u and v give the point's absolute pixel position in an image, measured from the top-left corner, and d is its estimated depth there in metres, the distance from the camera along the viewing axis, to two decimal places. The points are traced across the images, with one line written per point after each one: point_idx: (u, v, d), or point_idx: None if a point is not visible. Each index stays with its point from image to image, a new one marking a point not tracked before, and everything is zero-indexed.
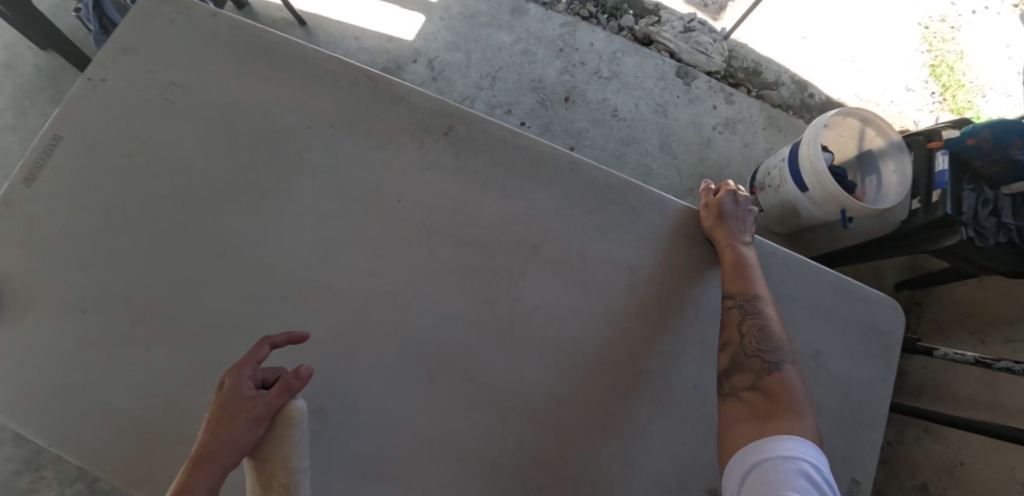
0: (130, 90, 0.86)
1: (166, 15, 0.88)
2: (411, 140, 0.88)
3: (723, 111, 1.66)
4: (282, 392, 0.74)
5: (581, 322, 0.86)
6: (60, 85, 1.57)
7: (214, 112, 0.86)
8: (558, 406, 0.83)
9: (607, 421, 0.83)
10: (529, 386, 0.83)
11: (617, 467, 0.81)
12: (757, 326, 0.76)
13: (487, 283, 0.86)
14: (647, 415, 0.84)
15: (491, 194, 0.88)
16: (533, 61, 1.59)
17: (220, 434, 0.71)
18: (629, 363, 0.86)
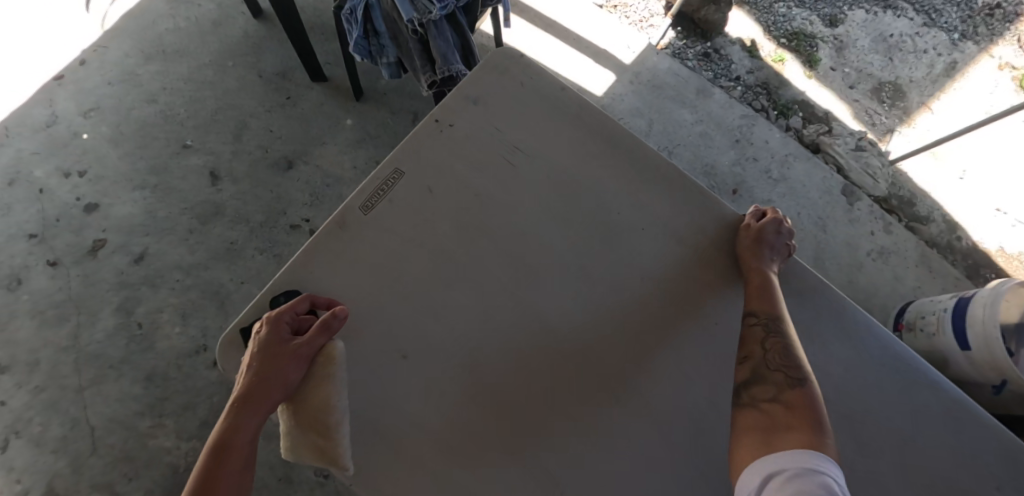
0: (466, 140, 0.83)
1: (507, 74, 0.85)
2: (668, 235, 0.84)
3: (880, 239, 1.65)
4: (320, 331, 0.69)
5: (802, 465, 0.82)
6: (260, 54, 1.63)
7: (481, 158, 0.83)
8: None
9: None
10: None
11: None
12: (782, 345, 0.70)
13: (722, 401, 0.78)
14: None
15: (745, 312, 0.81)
16: (710, 147, 1.61)
17: (264, 371, 0.67)
18: None
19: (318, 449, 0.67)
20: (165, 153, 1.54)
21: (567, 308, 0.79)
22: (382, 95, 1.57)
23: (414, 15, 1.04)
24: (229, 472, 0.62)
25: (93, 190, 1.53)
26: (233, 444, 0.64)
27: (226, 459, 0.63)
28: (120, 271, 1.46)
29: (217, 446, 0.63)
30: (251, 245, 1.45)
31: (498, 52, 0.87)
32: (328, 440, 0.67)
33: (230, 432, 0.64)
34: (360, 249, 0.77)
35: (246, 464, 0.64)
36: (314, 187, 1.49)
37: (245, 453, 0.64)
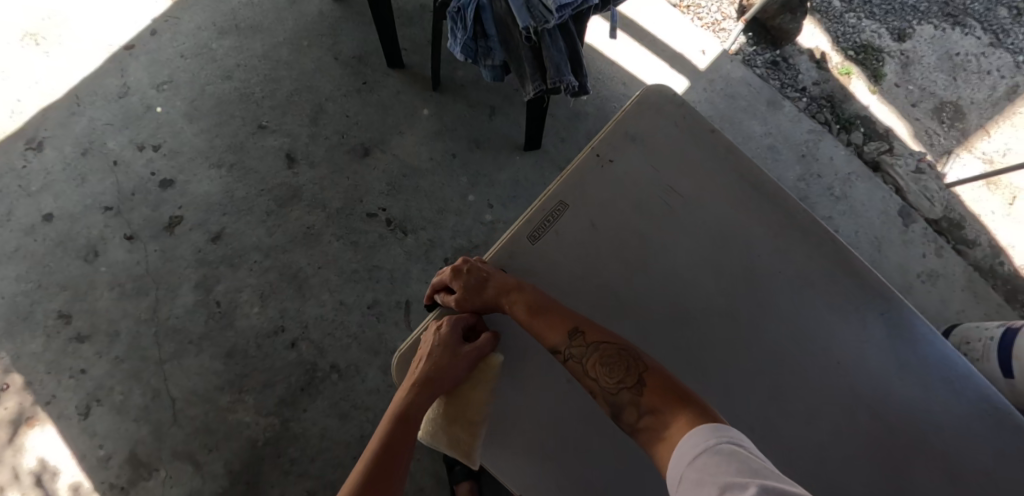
0: (623, 181, 0.79)
1: (673, 114, 0.82)
2: (813, 275, 0.79)
3: (931, 262, 1.71)
4: (489, 342, 0.78)
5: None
6: (337, 36, 1.62)
7: (638, 191, 0.79)
8: None
9: None
10: None
11: None
12: (601, 360, 0.68)
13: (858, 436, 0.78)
14: None
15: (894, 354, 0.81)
16: (774, 163, 1.68)
17: (440, 367, 0.75)
18: None
19: (461, 443, 0.75)
20: (241, 133, 1.55)
21: (701, 358, 0.75)
22: (461, 86, 1.58)
23: (532, 25, 1.05)
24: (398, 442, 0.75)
25: (169, 165, 1.55)
26: (403, 416, 0.76)
27: (398, 428, 0.76)
28: (198, 249, 1.49)
29: (395, 418, 0.76)
30: (329, 231, 1.47)
31: (658, 94, 0.82)
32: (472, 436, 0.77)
33: (405, 409, 0.76)
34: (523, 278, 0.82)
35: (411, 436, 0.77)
36: (391, 177, 1.51)
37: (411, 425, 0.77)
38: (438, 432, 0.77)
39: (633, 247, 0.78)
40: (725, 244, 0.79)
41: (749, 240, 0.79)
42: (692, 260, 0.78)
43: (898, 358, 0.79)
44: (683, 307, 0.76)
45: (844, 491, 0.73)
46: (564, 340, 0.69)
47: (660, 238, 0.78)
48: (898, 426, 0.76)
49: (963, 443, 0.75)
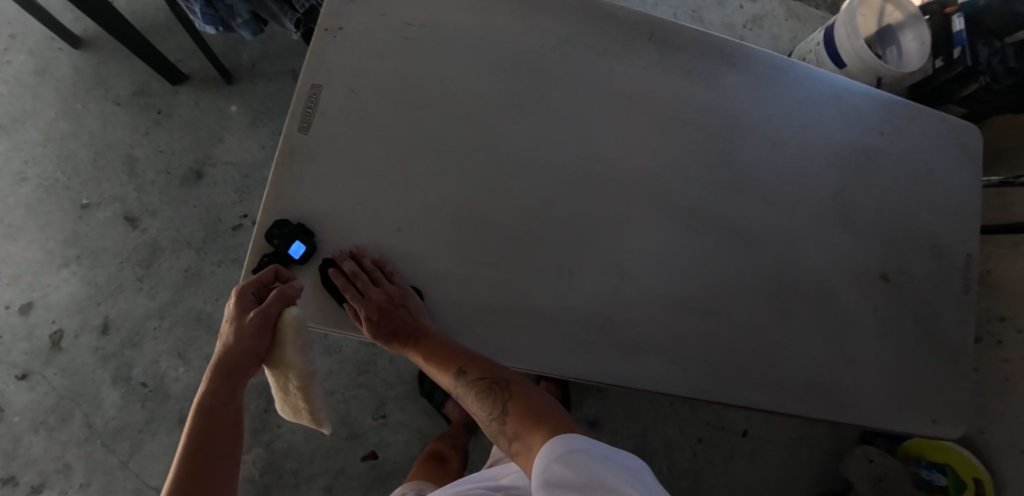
0: (362, 38, 0.75)
1: None
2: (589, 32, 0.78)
3: (749, 9, 1.81)
4: (277, 301, 0.66)
5: (781, 160, 0.86)
6: (106, 82, 1.52)
7: (384, 40, 0.75)
8: (770, 254, 0.83)
9: (824, 251, 0.86)
10: (740, 238, 0.81)
11: (826, 302, 0.85)
12: (482, 388, 0.63)
13: (690, 140, 0.81)
14: (836, 247, 0.87)
15: (689, 63, 0.82)
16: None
17: (228, 343, 0.67)
18: (820, 221, 0.86)
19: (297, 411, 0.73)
20: (69, 222, 1.45)
21: (512, 156, 0.74)
22: (252, 66, 1.52)
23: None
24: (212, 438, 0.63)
25: (15, 290, 1.41)
26: (210, 407, 0.64)
27: (207, 424, 0.64)
28: (94, 348, 1.41)
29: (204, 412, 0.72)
30: (208, 263, 1.44)
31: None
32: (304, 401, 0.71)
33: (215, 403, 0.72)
34: (304, 168, 0.71)
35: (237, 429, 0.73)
36: (235, 184, 1.47)
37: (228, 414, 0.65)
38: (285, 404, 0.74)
39: (397, 93, 0.74)
40: (482, 45, 0.76)
41: (502, 25, 0.77)
42: (461, 74, 0.75)
43: (682, 66, 0.82)
44: (473, 120, 0.74)
45: (694, 195, 0.80)
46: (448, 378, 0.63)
47: (420, 71, 0.75)
48: (715, 124, 0.82)
49: (754, 106, 0.85)
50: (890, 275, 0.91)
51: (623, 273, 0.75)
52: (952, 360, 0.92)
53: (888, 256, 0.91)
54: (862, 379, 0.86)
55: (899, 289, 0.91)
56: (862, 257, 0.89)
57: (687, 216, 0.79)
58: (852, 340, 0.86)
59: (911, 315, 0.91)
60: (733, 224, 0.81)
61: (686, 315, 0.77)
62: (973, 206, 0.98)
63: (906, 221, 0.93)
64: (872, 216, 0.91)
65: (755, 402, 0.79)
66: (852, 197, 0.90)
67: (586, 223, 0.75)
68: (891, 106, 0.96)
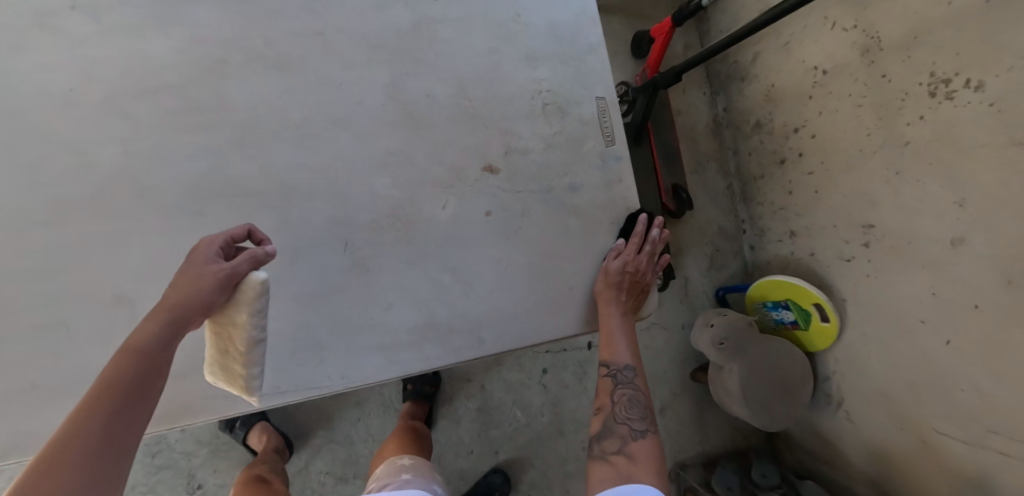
0: None
1: None
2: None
3: None
4: (248, 261, 0.55)
5: (309, 79, 0.67)
6: None
7: None
8: (333, 198, 0.66)
9: (413, 166, 0.68)
10: (282, 197, 0.65)
11: (436, 224, 0.68)
12: (625, 398, 0.76)
13: (173, 113, 0.64)
14: (430, 153, 0.68)
15: (135, 19, 0.65)
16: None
17: (177, 289, 0.52)
18: (393, 134, 0.68)
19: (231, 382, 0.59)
20: None
21: None
22: None
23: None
24: (119, 397, 0.47)
25: None
26: (136, 352, 0.49)
27: (119, 379, 0.48)
28: None
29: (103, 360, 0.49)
30: None
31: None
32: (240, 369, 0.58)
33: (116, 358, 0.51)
34: None
35: None
36: None
37: (157, 365, 0.50)
38: (214, 367, 0.59)
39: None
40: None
41: None
42: None
43: (122, 25, 0.64)
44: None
45: (199, 171, 0.64)
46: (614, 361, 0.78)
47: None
48: (186, 81, 0.65)
49: (248, 32, 0.66)
50: (518, 153, 0.71)
51: (133, 302, 0.64)
52: (616, 226, 0.74)
53: (514, 136, 0.71)
54: (515, 288, 0.70)
55: (530, 167, 0.71)
56: (474, 148, 0.70)
57: (192, 200, 0.64)
58: (464, 260, 0.68)
59: (559, 193, 0.72)
60: (260, 180, 0.65)
61: None
62: (595, 39, 0.76)
63: (500, 83, 0.71)
64: (475, 97, 0.71)
65: (355, 379, 0.65)
66: (437, 85, 0.70)
67: (62, 265, 0.62)
68: None
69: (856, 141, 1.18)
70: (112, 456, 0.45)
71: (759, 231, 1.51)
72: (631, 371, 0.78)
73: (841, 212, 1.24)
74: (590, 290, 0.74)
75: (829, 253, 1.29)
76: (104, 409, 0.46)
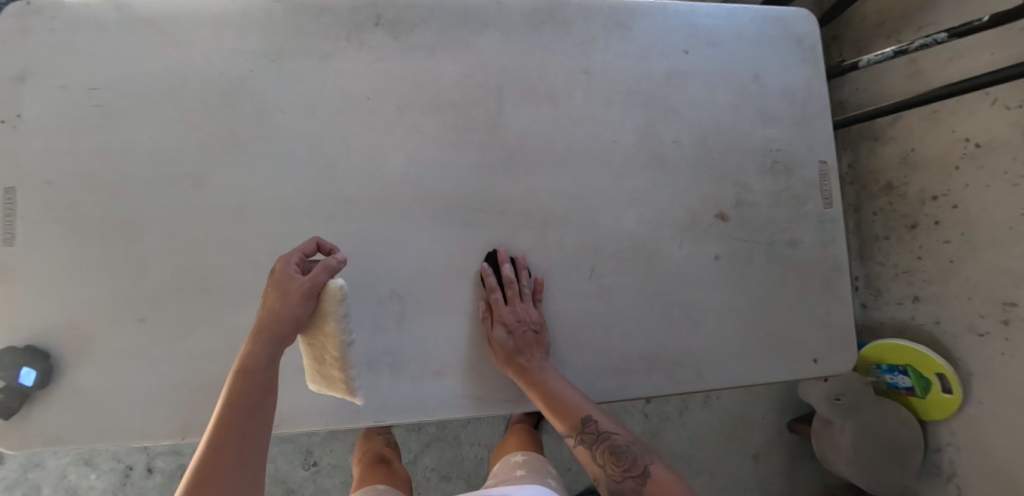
0: (47, 126, 0.66)
1: (43, 20, 0.67)
2: (302, 42, 0.68)
3: None
4: (324, 272, 0.57)
5: (574, 115, 0.72)
6: None
7: (73, 121, 0.66)
8: (585, 226, 0.71)
9: (656, 206, 0.73)
10: (541, 219, 0.70)
11: (670, 262, 0.73)
12: (611, 451, 0.64)
13: (455, 129, 0.69)
14: (671, 196, 0.73)
15: (434, 43, 0.70)
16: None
17: (268, 309, 0.55)
18: (642, 175, 0.73)
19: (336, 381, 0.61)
20: None
21: (249, 204, 0.66)
22: None
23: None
24: (241, 413, 0.50)
25: None
26: (245, 372, 0.53)
27: (240, 394, 0.51)
28: None
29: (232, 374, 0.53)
30: None
31: (20, 14, 0.68)
32: (341, 373, 0.60)
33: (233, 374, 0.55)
34: (23, 286, 0.64)
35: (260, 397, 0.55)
36: None
37: (265, 379, 0.53)
38: (318, 378, 0.62)
39: (100, 167, 0.66)
40: (184, 89, 0.67)
41: (198, 62, 0.68)
42: (168, 131, 0.67)
43: (419, 46, 0.70)
44: (196, 176, 0.66)
45: (474, 185, 0.69)
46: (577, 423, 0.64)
47: (112, 135, 0.66)
48: (468, 102, 0.70)
49: (527, 66, 0.72)
50: (747, 204, 0.75)
51: (403, 299, 0.67)
52: (825, 287, 0.77)
53: (744, 188, 0.76)
54: (731, 330, 0.74)
55: (756, 219, 0.76)
56: (710, 196, 0.74)
57: (462, 212, 0.69)
58: (692, 297, 0.73)
59: (778, 247, 0.76)
60: (523, 203, 0.70)
61: (480, 322, 0.68)
62: (823, 104, 0.80)
63: (736, 138, 0.76)
64: (716, 147, 0.75)
65: (583, 396, 0.69)
66: (684, 133, 0.75)
67: (342, 256, 0.67)
68: (712, 14, 0.78)
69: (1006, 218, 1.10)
70: (246, 470, 0.48)
71: (874, 292, 1.45)
72: (597, 422, 0.65)
73: (979, 288, 1.16)
74: (798, 340, 0.76)
75: (957, 325, 1.21)
76: (235, 420, 0.50)
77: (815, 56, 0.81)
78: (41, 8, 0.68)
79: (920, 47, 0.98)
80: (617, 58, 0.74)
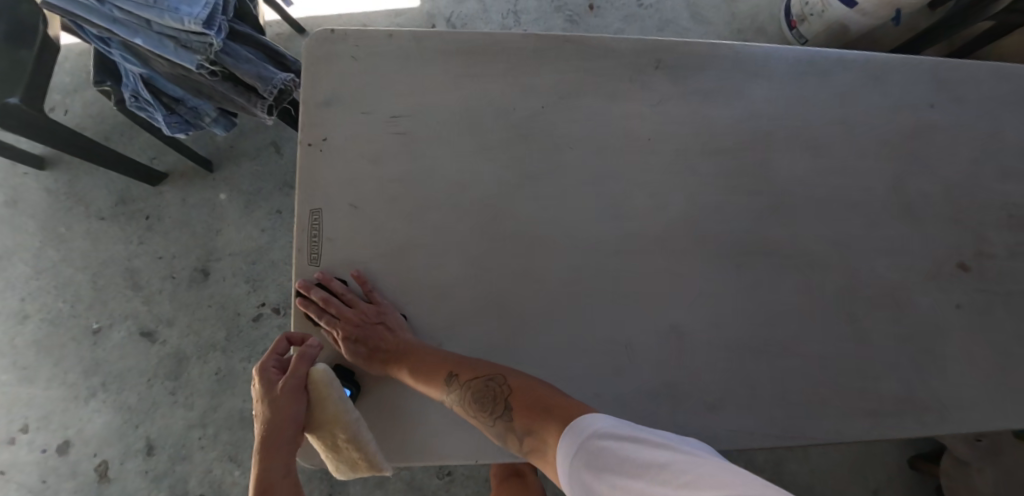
0: (352, 148, 0.68)
1: (346, 47, 0.70)
2: (588, 82, 0.72)
3: None
4: (299, 361, 0.65)
5: (831, 162, 0.76)
6: (84, 196, 1.39)
7: (376, 146, 0.68)
8: (842, 271, 0.75)
9: (902, 257, 0.77)
10: (806, 262, 0.74)
11: (914, 310, 0.77)
12: (474, 395, 0.60)
13: (731, 175, 0.74)
14: (912, 245, 0.78)
15: (712, 93, 0.74)
16: (535, 22, 1.52)
17: (266, 419, 0.63)
18: (891, 226, 0.78)
19: (353, 460, 0.62)
20: (84, 351, 1.33)
21: (543, 238, 0.69)
22: (230, 148, 1.42)
23: (117, 45, 0.90)
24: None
25: (49, 431, 1.29)
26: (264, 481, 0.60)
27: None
28: (143, 471, 1.29)
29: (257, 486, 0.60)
30: (239, 362, 1.36)
31: (323, 40, 0.70)
32: (360, 451, 0.62)
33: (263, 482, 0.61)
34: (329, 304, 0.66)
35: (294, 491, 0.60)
36: (246, 272, 1.39)
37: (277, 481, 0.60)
38: (339, 466, 0.64)
39: (400, 196, 0.68)
40: (480, 120, 0.70)
41: (495, 94, 0.70)
42: (466, 161, 0.69)
43: (698, 90, 0.74)
44: (492, 207, 0.69)
45: (747, 228, 0.73)
46: (437, 387, 0.61)
47: (415, 161, 0.68)
48: (741, 147, 0.74)
49: (790, 112, 0.76)
50: (986, 258, 0.79)
51: (683, 335, 0.70)
52: None
53: (983, 242, 0.79)
54: (975, 378, 0.76)
55: (995, 272, 0.79)
56: (947, 248, 0.79)
57: (737, 253, 0.73)
58: (939, 344, 0.76)
59: (1019, 298, 0.78)
60: (787, 246, 0.74)
61: (750, 361, 0.71)
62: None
63: (976, 193, 0.80)
64: (955, 202, 0.79)
65: (844, 437, 0.71)
66: (924, 186, 0.79)
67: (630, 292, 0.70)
68: (954, 73, 0.81)
69: None
70: None
71: None
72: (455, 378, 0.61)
73: None
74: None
75: None
76: None
77: None
78: (345, 34, 0.70)
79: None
80: (868, 114, 0.79)
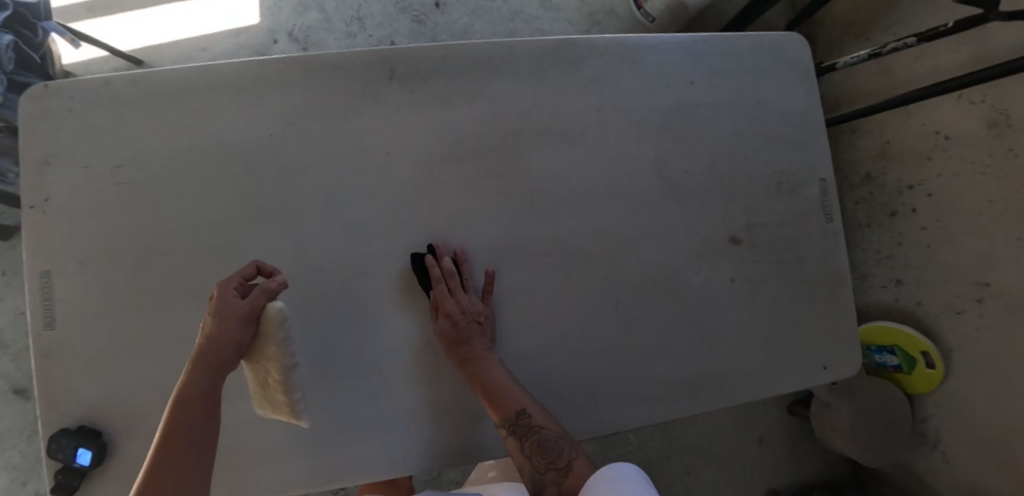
0: (76, 208, 0.68)
1: (59, 101, 0.68)
2: (317, 105, 0.70)
3: None
4: (261, 293, 0.63)
5: (590, 152, 0.73)
6: None
7: (103, 201, 0.68)
8: (607, 266, 0.72)
9: (677, 240, 0.75)
10: (565, 259, 0.72)
11: (690, 293, 0.75)
12: (536, 445, 0.66)
13: (474, 178, 0.70)
14: (689, 225, 0.75)
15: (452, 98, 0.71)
16: (382, 27, 1.49)
17: (207, 338, 0.60)
18: (662, 208, 0.74)
19: (282, 403, 0.65)
20: None
21: (280, 272, 0.70)
22: None
23: None
24: (183, 441, 0.56)
25: None
26: (181, 403, 0.58)
27: (190, 422, 0.57)
28: None
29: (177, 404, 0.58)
30: None
31: (37, 96, 0.68)
32: (284, 397, 0.64)
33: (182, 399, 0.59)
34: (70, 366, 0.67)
35: (211, 417, 0.58)
36: None
37: (207, 405, 0.58)
38: (260, 404, 0.66)
39: (128, 247, 0.68)
40: (200, 159, 0.70)
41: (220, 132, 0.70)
42: (194, 204, 0.69)
43: (433, 95, 0.71)
44: (225, 247, 0.69)
45: (497, 232, 0.70)
46: (506, 417, 0.66)
47: (139, 211, 0.69)
48: (487, 148, 0.70)
49: (540, 108, 0.72)
50: (757, 228, 0.79)
51: (437, 350, 0.71)
52: (831, 295, 0.83)
53: (754, 213, 0.79)
54: (750, 350, 0.77)
55: (766, 242, 0.79)
56: (722, 223, 0.77)
57: (488, 260, 0.71)
58: (718, 322, 0.76)
59: (787, 264, 0.80)
60: (542, 244, 0.71)
61: (514, 364, 0.71)
62: (818, 122, 0.84)
63: (745, 163, 0.79)
64: (725, 175, 0.78)
65: (617, 425, 0.73)
66: (696, 164, 0.77)
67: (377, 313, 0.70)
68: (715, 43, 0.79)
69: (977, 203, 1.26)
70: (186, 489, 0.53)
71: (861, 277, 1.61)
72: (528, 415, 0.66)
73: (956, 265, 1.32)
74: (811, 349, 0.81)
75: (938, 302, 1.38)
76: (171, 451, 0.55)
77: (811, 78, 0.84)
78: (55, 87, 0.68)
79: (891, 49, 1.23)
80: (630, 98, 0.75)
